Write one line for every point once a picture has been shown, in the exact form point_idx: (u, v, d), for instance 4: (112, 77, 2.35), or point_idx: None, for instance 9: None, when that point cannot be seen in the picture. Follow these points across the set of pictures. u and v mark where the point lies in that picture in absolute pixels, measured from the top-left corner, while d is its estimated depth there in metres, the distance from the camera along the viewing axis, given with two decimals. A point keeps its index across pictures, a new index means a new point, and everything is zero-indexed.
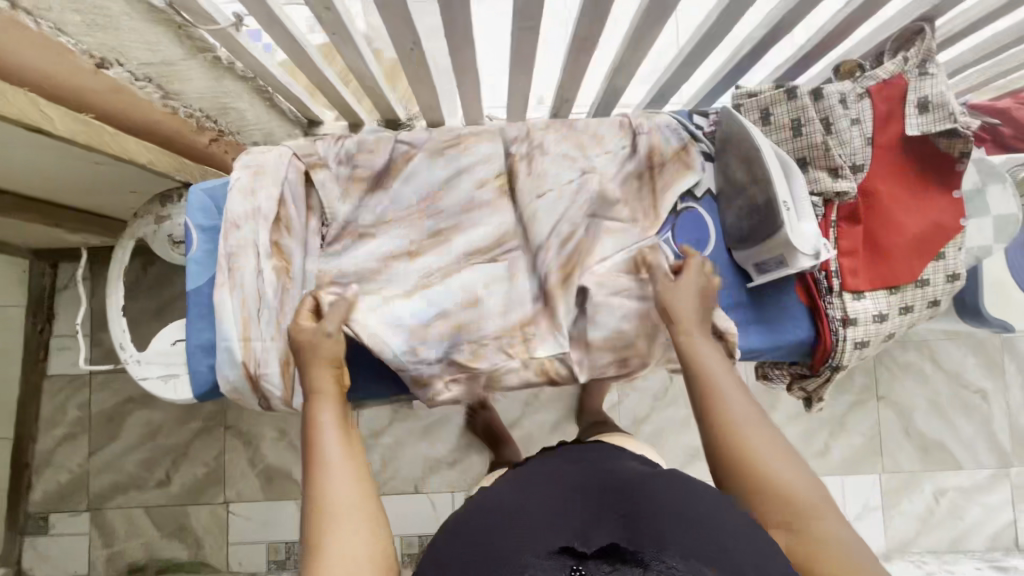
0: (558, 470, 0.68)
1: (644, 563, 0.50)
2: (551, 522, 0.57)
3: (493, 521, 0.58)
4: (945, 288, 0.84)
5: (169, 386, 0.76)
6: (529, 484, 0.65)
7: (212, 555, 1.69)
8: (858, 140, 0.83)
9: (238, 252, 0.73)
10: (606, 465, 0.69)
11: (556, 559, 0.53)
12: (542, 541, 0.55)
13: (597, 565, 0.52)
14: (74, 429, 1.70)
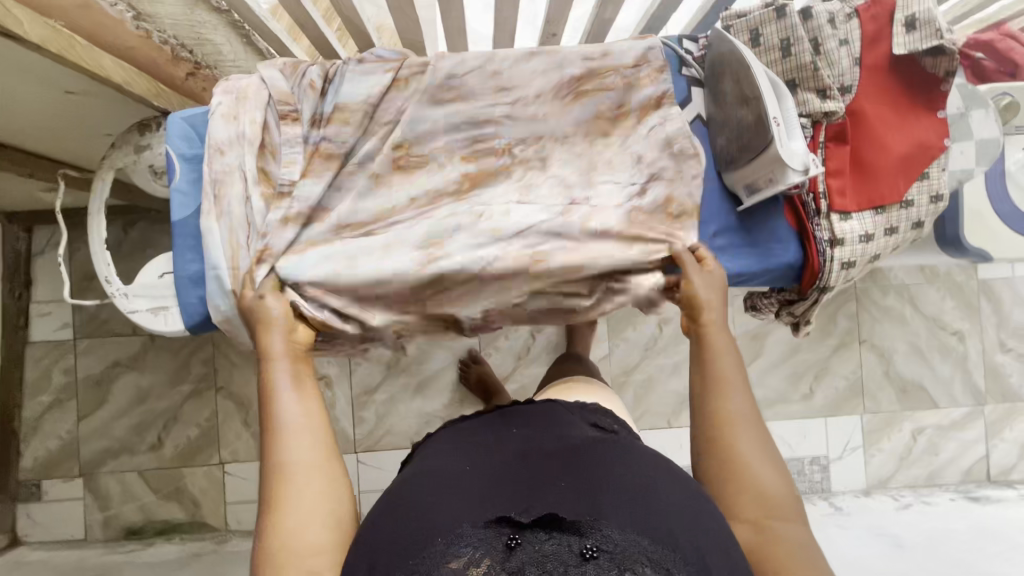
0: (509, 439, 0.70)
1: (580, 528, 0.52)
2: (485, 492, 0.59)
3: (421, 492, 0.59)
4: (928, 209, 0.86)
5: (159, 318, 0.74)
6: (464, 455, 0.67)
7: (210, 515, 1.70)
8: (846, 60, 0.83)
9: (224, 178, 0.71)
10: (558, 432, 0.71)
11: (491, 527, 0.53)
12: (475, 511, 0.55)
13: (535, 533, 0.52)
14: (61, 395, 1.68)
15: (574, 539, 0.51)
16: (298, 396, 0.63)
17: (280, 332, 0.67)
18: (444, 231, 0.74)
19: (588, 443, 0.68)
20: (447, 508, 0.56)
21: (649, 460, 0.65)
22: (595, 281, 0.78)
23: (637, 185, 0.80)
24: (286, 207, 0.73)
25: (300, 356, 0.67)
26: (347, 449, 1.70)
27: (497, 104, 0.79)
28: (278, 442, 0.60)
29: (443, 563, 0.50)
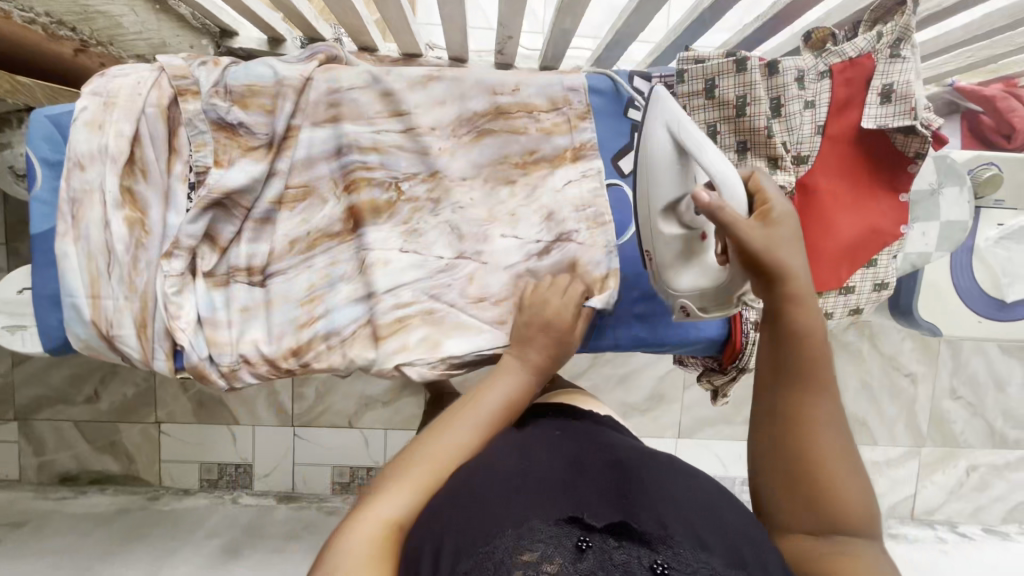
0: (547, 433, 0.56)
1: (650, 542, 0.40)
2: (550, 485, 0.45)
3: (480, 477, 0.46)
4: (869, 297, 0.80)
5: (17, 337, 0.69)
6: (515, 441, 0.53)
7: (145, 470, 1.70)
8: (808, 126, 0.74)
9: (83, 199, 0.64)
10: (600, 439, 0.57)
11: (561, 524, 0.41)
12: (543, 504, 0.43)
13: (604, 538, 0.40)
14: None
15: (643, 553, 0.39)
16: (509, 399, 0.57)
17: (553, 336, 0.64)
18: (321, 278, 0.70)
19: (640, 453, 0.53)
20: (513, 502, 0.43)
21: (706, 485, 0.48)
22: (470, 343, 0.71)
23: (542, 242, 0.74)
24: (155, 234, 0.66)
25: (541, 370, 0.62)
26: (284, 422, 1.69)
27: (384, 130, 0.70)
28: (449, 424, 0.53)
29: (511, 561, 0.38)
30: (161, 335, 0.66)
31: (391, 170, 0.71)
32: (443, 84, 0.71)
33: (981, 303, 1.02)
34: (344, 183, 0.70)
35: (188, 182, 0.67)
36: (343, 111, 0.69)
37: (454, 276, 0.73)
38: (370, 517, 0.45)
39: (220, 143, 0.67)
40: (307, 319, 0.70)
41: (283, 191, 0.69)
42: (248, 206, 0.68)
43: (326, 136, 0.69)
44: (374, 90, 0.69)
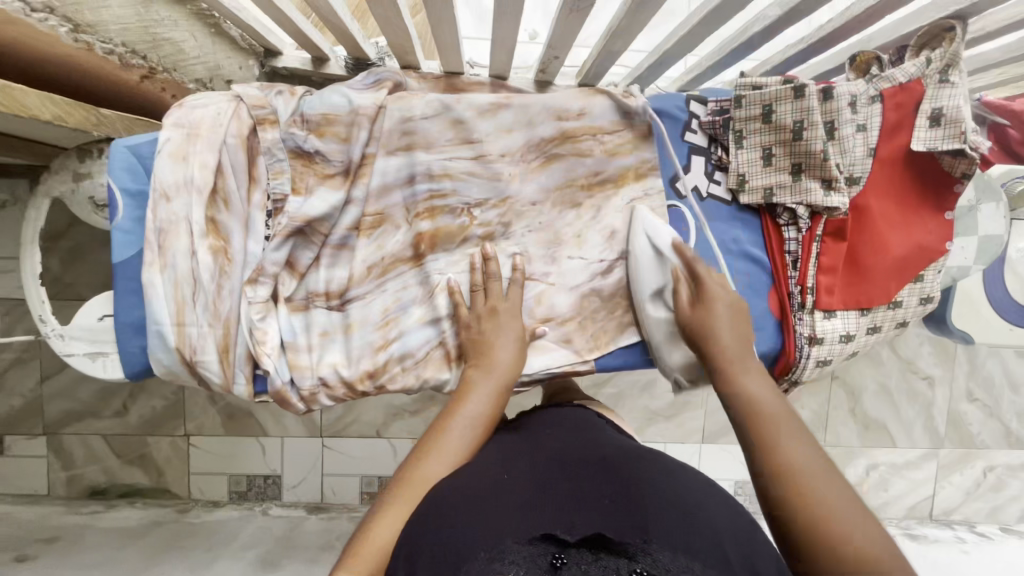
0: (541, 443, 0.62)
1: (628, 552, 0.45)
2: (530, 504, 0.50)
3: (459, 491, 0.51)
4: (916, 310, 0.82)
5: (98, 364, 0.70)
6: (503, 451, 0.59)
7: (174, 483, 1.72)
8: (860, 149, 0.76)
9: (169, 228, 0.65)
10: (591, 439, 0.64)
11: (536, 544, 0.46)
12: (520, 523, 0.48)
13: (579, 554, 0.45)
14: (24, 356, 1.59)
15: (621, 565, 0.44)
16: (487, 422, 0.63)
17: (503, 359, 0.67)
18: (394, 302, 0.73)
19: (627, 452, 0.59)
20: (490, 522, 0.48)
21: (690, 482, 0.54)
22: (540, 361, 0.75)
23: (606, 261, 0.77)
24: (238, 261, 0.68)
25: (507, 388, 0.66)
26: (313, 433, 1.70)
27: (457, 157, 0.74)
28: (437, 448, 0.59)
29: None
30: (243, 360, 0.69)
31: (463, 196, 0.74)
32: (512, 111, 0.74)
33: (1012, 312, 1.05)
34: (419, 208, 0.74)
35: (267, 210, 0.70)
36: (417, 140, 0.73)
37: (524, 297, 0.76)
38: (366, 549, 0.51)
39: (298, 171, 0.70)
40: (382, 341, 0.72)
41: (359, 218, 0.72)
42: (326, 232, 0.71)
43: (400, 164, 0.73)
44: (446, 118, 0.73)
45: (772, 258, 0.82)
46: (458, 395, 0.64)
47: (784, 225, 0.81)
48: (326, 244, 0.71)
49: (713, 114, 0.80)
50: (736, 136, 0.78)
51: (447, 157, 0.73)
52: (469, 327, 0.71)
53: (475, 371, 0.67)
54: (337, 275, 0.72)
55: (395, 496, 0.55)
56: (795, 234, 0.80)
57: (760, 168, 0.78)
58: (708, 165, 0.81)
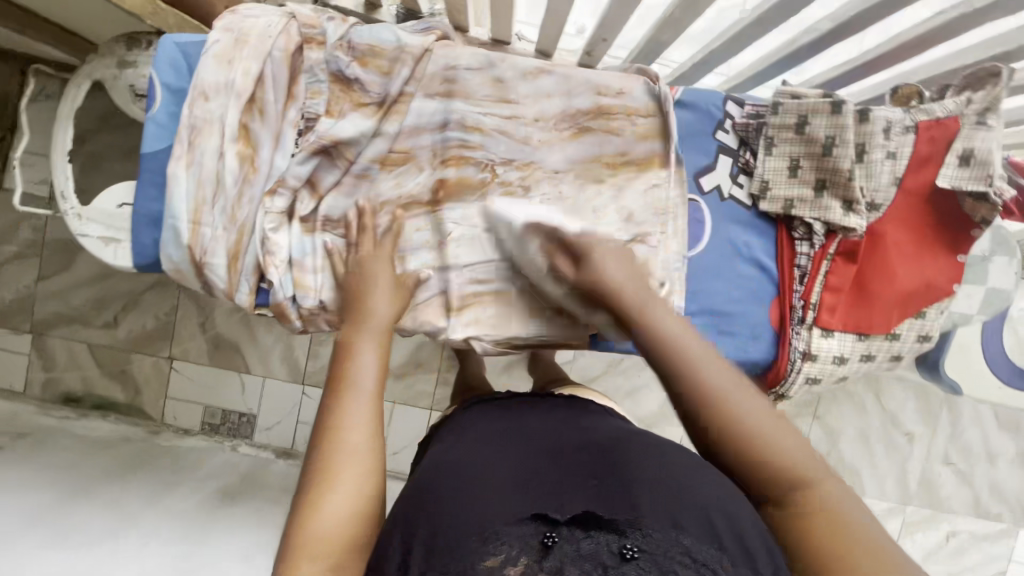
0: (528, 426, 0.65)
1: (619, 528, 0.47)
2: (518, 486, 0.53)
3: (453, 477, 0.55)
4: (912, 347, 0.83)
5: (109, 251, 0.71)
6: (494, 436, 0.63)
7: (149, 403, 1.70)
8: (886, 176, 0.78)
9: (202, 127, 0.66)
10: (578, 425, 0.66)
11: (527, 523, 0.49)
12: (508, 505, 0.51)
13: (570, 531, 0.48)
14: (27, 251, 1.62)
15: (612, 539, 0.47)
16: (383, 372, 0.58)
17: (382, 303, 0.64)
18: (407, 241, 0.75)
19: (614, 435, 0.63)
20: (476, 503, 0.51)
21: (675, 459, 0.55)
22: (532, 329, 0.77)
23: (619, 241, 0.78)
24: (263, 172, 0.69)
25: (390, 328, 0.62)
26: (295, 377, 1.69)
27: (491, 113, 0.74)
28: (341, 409, 0.54)
29: (480, 563, 0.46)
30: (251, 270, 0.70)
31: (489, 152, 0.75)
32: (552, 78, 0.74)
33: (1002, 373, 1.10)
34: (446, 156, 0.74)
35: (299, 128, 0.70)
36: (456, 88, 0.73)
37: None
38: (319, 531, 0.49)
39: (334, 95, 0.70)
40: None
41: (386, 152, 0.73)
42: (352, 159, 0.72)
43: (435, 109, 0.73)
44: (488, 74, 0.73)
45: (781, 270, 0.83)
46: (341, 354, 0.58)
47: (798, 239, 0.82)
48: (350, 175, 0.73)
49: (749, 116, 0.80)
50: (767, 142, 0.79)
51: (484, 111, 0.73)
52: (353, 268, 0.67)
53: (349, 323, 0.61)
54: (353, 207, 0.72)
55: (317, 483, 0.51)
56: (807, 249, 0.81)
57: (785, 177, 0.79)
58: (733, 166, 0.82)
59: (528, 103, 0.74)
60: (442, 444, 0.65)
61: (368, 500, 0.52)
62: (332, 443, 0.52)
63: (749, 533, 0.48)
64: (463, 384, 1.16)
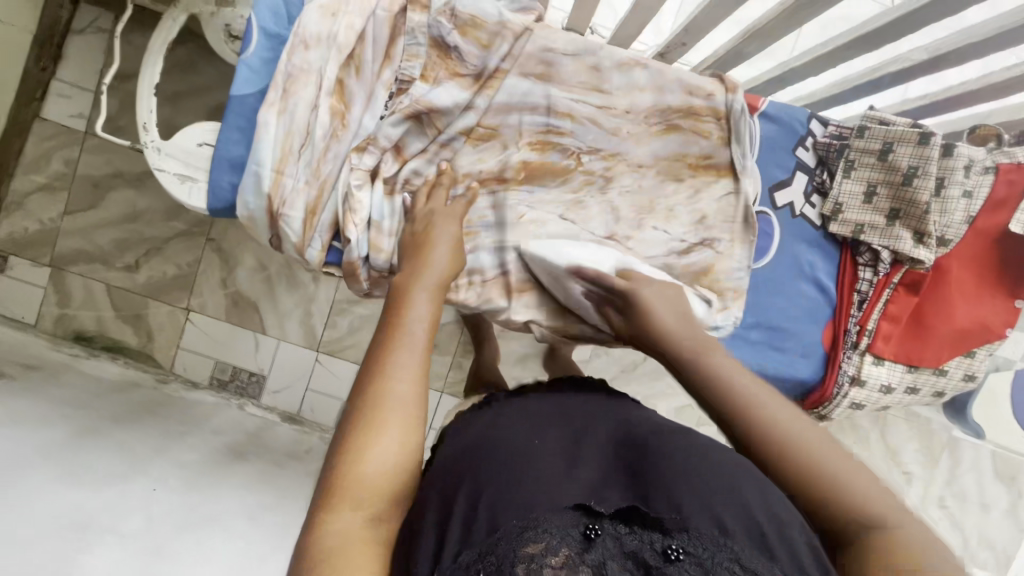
0: (569, 411, 0.62)
1: (664, 527, 0.44)
2: (558, 473, 0.49)
3: (493, 456, 0.51)
4: (956, 385, 0.84)
5: (183, 189, 0.70)
6: (527, 420, 0.59)
7: (161, 351, 1.43)
8: (960, 214, 0.78)
9: (299, 76, 0.65)
10: (620, 415, 0.63)
11: (569, 514, 0.45)
12: (553, 492, 0.46)
13: (614, 527, 0.44)
14: (54, 183, 1.33)
15: (657, 538, 0.43)
16: (436, 325, 0.54)
17: (439, 259, 0.61)
18: (475, 217, 0.74)
19: (661, 427, 0.59)
20: (521, 483, 0.47)
21: (729, 461, 0.51)
22: (592, 321, 0.78)
23: (687, 242, 0.79)
24: (351, 129, 0.68)
25: (444, 285, 0.59)
26: (312, 344, 1.45)
27: (584, 100, 0.74)
28: (390, 358, 0.49)
29: (520, 548, 0.41)
30: (326, 227, 0.69)
31: (578, 140, 0.75)
32: (646, 73, 0.73)
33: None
34: (533, 138, 0.75)
35: (391, 90, 0.69)
36: (552, 72, 0.72)
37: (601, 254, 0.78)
38: (354, 485, 0.44)
39: (431, 60, 0.69)
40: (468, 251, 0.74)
41: (472, 126, 0.73)
42: (440, 128, 0.72)
43: (529, 89, 0.72)
44: (584, 61, 0.72)
45: (840, 292, 0.83)
46: (394, 305, 0.54)
47: (862, 264, 0.82)
48: (436, 146, 0.72)
49: (832, 136, 0.80)
50: (847, 164, 0.79)
51: (575, 97, 0.73)
52: (415, 225, 0.66)
53: (403, 276, 0.59)
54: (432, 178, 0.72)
55: (359, 428, 0.45)
56: (870, 275, 0.82)
57: (859, 202, 0.79)
58: (809, 185, 0.82)
59: (620, 95, 0.74)
60: (464, 427, 0.61)
61: (415, 451, 0.47)
62: (378, 388, 0.47)
63: (799, 538, 0.44)
64: (480, 370, 1.13)
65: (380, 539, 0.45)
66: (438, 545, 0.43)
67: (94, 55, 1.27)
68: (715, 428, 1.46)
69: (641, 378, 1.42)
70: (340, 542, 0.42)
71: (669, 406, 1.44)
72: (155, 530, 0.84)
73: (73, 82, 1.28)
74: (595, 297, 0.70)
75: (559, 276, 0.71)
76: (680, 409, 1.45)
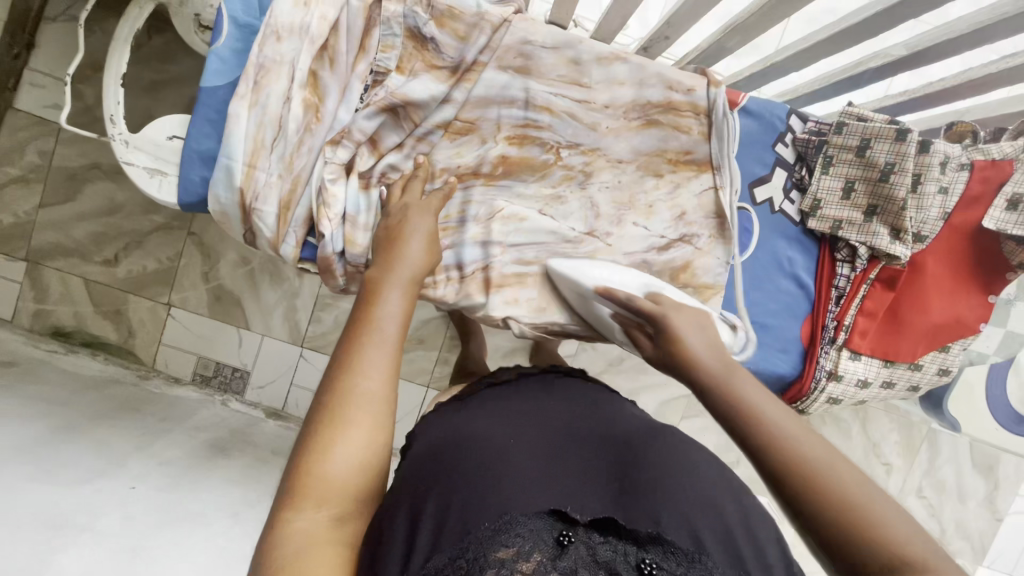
0: (546, 407, 0.62)
1: (639, 540, 0.45)
2: (531, 474, 0.50)
3: (470, 457, 0.51)
4: (931, 379, 0.85)
5: (154, 183, 0.68)
6: (506, 417, 0.59)
7: (140, 347, 1.41)
8: (936, 210, 0.79)
9: (271, 67, 0.64)
10: (599, 414, 0.63)
11: (543, 518, 0.46)
12: (529, 496, 0.47)
13: (588, 534, 0.46)
14: (28, 175, 1.30)
15: (630, 549, 0.44)
16: (409, 320, 0.53)
17: (414, 253, 0.60)
18: (452, 212, 0.74)
19: (643, 428, 0.59)
20: (499, 487, 0.47)
21: (699, 466, 0.52)
22: (572, 316, 0.78)
23: (666, 238, 0.79)
24: (326, 123, 0.67)
25: (418, 280, 0.58)
26: (294, 339, 1.44)
27: (563, 93, 0.73)
28: (359, 353, 0.48)
29: (492, 554, 0.42)
30: (300, 222, 0.69)
31: (558, 134, 0.75)
32: (627, 66, 0.73)
33: (1009, 422, 1.21)
34: (511, 131, 0.74)
35: (366, 82, 0.68)
36: (531, 65, 0.71)
37: (580, 249, 0.78)
38: (317, 485, 0.43)
39: (407, 51, 0.68)
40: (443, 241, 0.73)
41: (450, 120, 0.72)
42: (417, 122, 0.71)
43: (507, 81, 0.71)
44: (564, 54, 0.71)
45: (819, 289, 0.84)
46: (366, 297, 0.53)
47: (840, 260, 0.83)
48: (413, 140, 0.72)
49: (812, 131, 0.80)
50: (826, 160, 0.80)
51: (555, 90, 0.73)
52: (390, 217, 0.65)
53: (377, 269, 0.58)
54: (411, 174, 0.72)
55: (324, 424, 0.45)
56: (847, 271, 0.82)
57: (838, 198, 0.80)
58: (788, 181, 0.82)
59: (602, 89, 0.73)
60: (441, 420, 0.61)
61: (380, 453, 0.46)
62: (347, 384, 0.46)
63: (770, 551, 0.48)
64: (462, 365, 1.13)
65: (346, 536, 0.45)
66: (412, 546, 0.43)
67: (67, 44, 1.24)
68: (697, 422, 1.47)
69: (626, 372, 1.42)
70: (305, 541, 0.42)
71: (652, 400, 1.45)
72: (132, 528, 0.82)
73: (46, 72, 1.24)
74: (621, 319, 0.68)
75: (589, 297, 0.71)
76: (664, 403, 1.45)
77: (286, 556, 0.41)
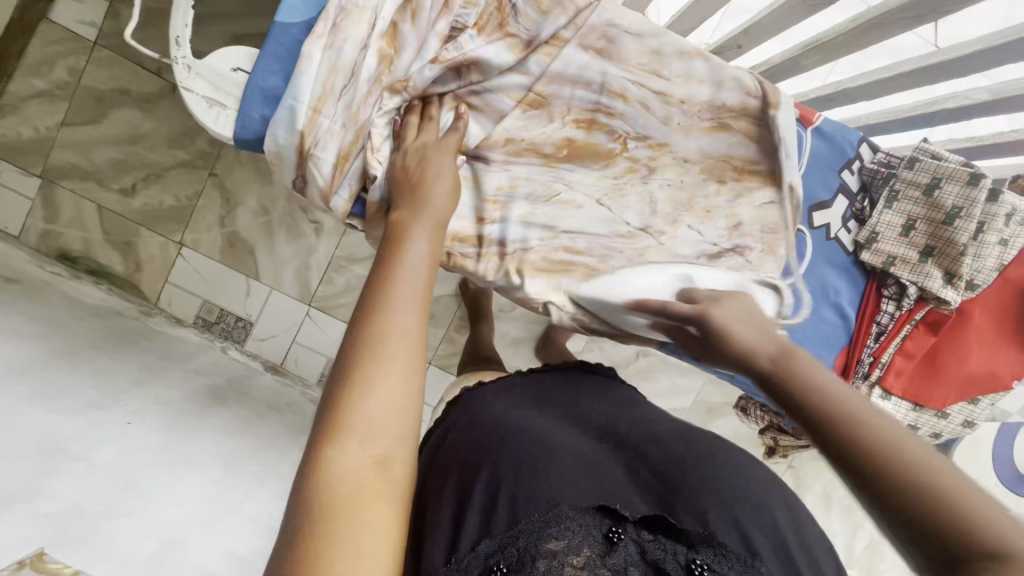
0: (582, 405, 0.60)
1: (690, 541, 0.42)
2: (574, 468, 0.47)
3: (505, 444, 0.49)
4: (955, 429, 0.85)
5: (211, 114, 0.66)
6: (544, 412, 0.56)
7: (148, 281, 1.38)
8: (993, 260, 0.77)
9: (353, 11, 0.61)
10: (638, 413, 0.60)
11: (591, 514, 0.43)
12: (573, 488, 0.45)
13: (637, 532, 0.43)
14: (55, 91, 1.25)
15: (680, 549, 0.41)
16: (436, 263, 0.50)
17: (439, 200, 0.58)
18: (505, 187, 0.73)
19: (680, 425, 0.56)
20: (547, 476, 0.45)
21: (750, 471, 0.48)
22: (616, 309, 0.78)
23: (718, 247, 0.77)
24: (397, 77, 0.65)
25: (442, 225, 0.56)
26: (305, 297, 1.41)
27: (641, 82, 0.70)
28: (390, 288, 0.45)
29: (543, 545, 0.40)
30: (355, 175, 0.66)
31: (627, 123, 0.73)
32: (707, 65, 0.70)
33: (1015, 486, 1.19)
34: (580, 114, 0.72)
35: (444, 40, 0.65)
36: (610, 50, 0.69)
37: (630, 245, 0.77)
38: (356, 426, 0.38)
39: (487, 11, 0.65)
40: (498, 211, 0.73)
41: (524, 91, 0.70)
42: (477, 82, 0.68)
43: (587, 63, 0.69)
44: (647, 43, 0.69)
45: (860, 320, 0.83)
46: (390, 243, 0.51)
47: (886, 296, 0.82)
48: (477, 103, 0.69)
49: (880, 162, 0.79)
50: (890, 194, 0.78)
51: (633, 80, 0.70)
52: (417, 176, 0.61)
53: (402, 215, 0.55)
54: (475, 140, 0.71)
55: (363, 362, 0.40)
56: (892, 308, 0.81)
57: (896, 235, 0.78)
58: (847, 209, 0.81)
59: (678, 85, 0.71)
60: (473, 407, 0.59)
61: (417, 398, 0.41)
62: (382, 322, 0.42)
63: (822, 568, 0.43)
64: (476, 347, 1.11)
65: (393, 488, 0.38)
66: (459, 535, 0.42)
67: None
68: None
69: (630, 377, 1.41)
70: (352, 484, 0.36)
71: None
72: (125, 463, 0.79)
73: None
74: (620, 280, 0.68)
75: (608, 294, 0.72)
76: None
77: (331, 501, 0.35)
